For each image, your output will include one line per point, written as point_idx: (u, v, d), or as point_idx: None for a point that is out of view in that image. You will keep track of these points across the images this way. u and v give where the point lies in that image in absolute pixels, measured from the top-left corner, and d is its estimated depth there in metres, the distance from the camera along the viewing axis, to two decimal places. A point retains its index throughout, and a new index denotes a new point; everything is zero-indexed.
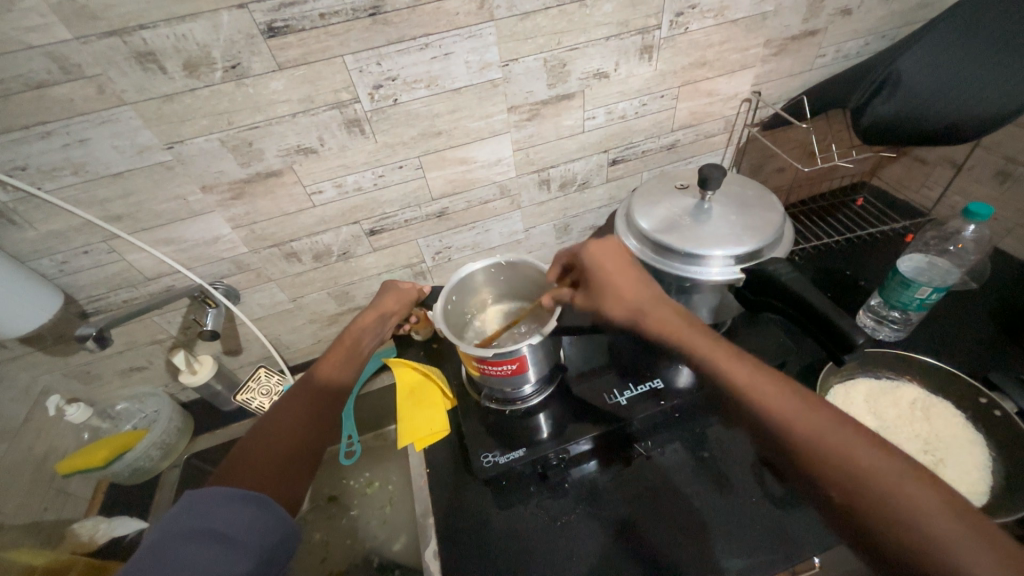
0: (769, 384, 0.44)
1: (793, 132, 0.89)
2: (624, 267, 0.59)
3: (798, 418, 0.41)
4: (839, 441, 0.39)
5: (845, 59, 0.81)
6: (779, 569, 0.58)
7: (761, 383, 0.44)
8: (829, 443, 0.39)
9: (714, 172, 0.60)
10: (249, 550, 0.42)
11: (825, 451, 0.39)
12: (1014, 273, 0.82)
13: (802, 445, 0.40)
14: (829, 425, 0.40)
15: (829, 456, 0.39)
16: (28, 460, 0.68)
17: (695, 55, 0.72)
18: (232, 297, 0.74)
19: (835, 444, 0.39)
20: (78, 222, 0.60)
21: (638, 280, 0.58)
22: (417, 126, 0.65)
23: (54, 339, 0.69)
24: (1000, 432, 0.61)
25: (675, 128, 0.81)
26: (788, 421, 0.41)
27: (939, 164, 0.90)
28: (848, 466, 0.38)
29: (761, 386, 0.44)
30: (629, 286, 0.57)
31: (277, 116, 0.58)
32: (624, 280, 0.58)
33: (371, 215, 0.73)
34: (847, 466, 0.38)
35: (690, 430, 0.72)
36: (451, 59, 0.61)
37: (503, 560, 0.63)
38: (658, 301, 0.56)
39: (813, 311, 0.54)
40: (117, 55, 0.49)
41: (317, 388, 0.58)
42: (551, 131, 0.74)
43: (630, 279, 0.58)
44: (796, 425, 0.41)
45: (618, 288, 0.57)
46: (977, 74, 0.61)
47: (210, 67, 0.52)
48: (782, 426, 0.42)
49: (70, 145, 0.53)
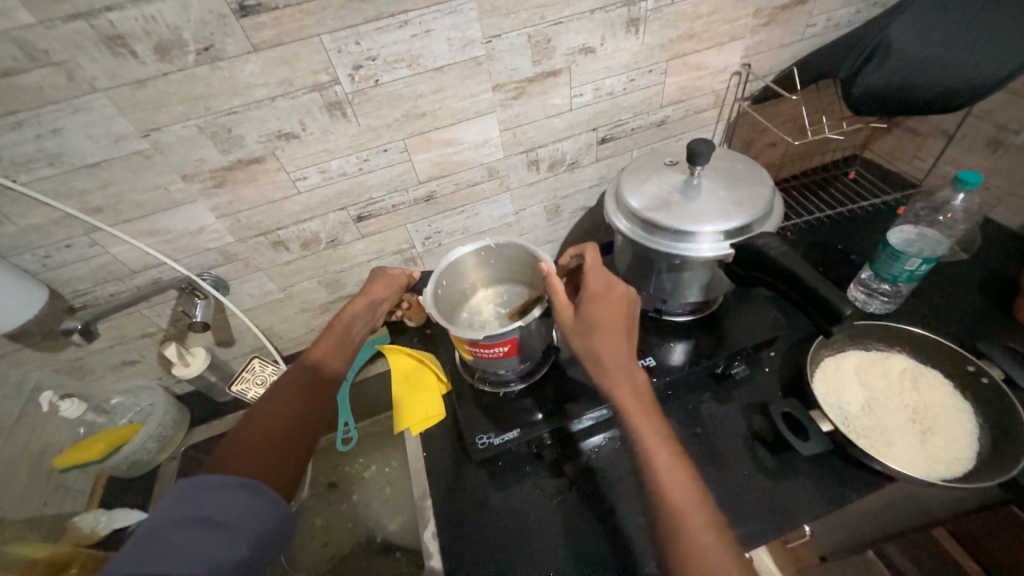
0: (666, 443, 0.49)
1: (783, 105, 0.87)
2: (611, 292, 0.59)
3: (669, 475, 0.47)
4: (688, 503, 0.45)
5: (836, 28, 0.80)
6: (771, 537, 0.59)
7: (651, 435, 0.49)
8: (681, 500, 0.45)
9: (702, 147, 0.59)
10: (244, 537, 0.42)
11: (677, 504, 0.45)
12: (1004, 242, 0.83)
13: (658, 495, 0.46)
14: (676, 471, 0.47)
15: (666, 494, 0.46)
16: (25, 456, 0.68)
17: (683, 26, 0.70)
18: (221, 288, 0.74)
19: (684, 504, 0.45)
20: (57, 215, 0.59)
21: (623, 308, 0.58)
22: (400, 108, 0.64)
23: (43, 335, 0.68)
24: (987, 399, 0.62)
25: (664, 104, 0.80)
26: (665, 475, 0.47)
27: (931, 134, 0.89)
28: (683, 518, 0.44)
29: (652, 441, 0.49)
30: (606, 310, 0.57)
31: (255, 101, 0.57)
32: (600, 299, 0.58)
33: (358, 200, 0.72)
34: (681, 519, 0.44)
35: (683, 407, 0.73)
36: (432, 36, 0.59)
37: (501, 538, 0.64)
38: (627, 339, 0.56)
39: (802, 285, 0.54)
40: (84, 39, 0.47)
41: (308, 376, 0.58)
42: (538, 110, 0.72)
43: (613, 302, 0.58)
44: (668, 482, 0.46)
45: (595, 312, 0.57)
46: (969, 39, 0.59)
47: (182, 50, 0.51)
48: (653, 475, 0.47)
49: (43, 136, 0.52)
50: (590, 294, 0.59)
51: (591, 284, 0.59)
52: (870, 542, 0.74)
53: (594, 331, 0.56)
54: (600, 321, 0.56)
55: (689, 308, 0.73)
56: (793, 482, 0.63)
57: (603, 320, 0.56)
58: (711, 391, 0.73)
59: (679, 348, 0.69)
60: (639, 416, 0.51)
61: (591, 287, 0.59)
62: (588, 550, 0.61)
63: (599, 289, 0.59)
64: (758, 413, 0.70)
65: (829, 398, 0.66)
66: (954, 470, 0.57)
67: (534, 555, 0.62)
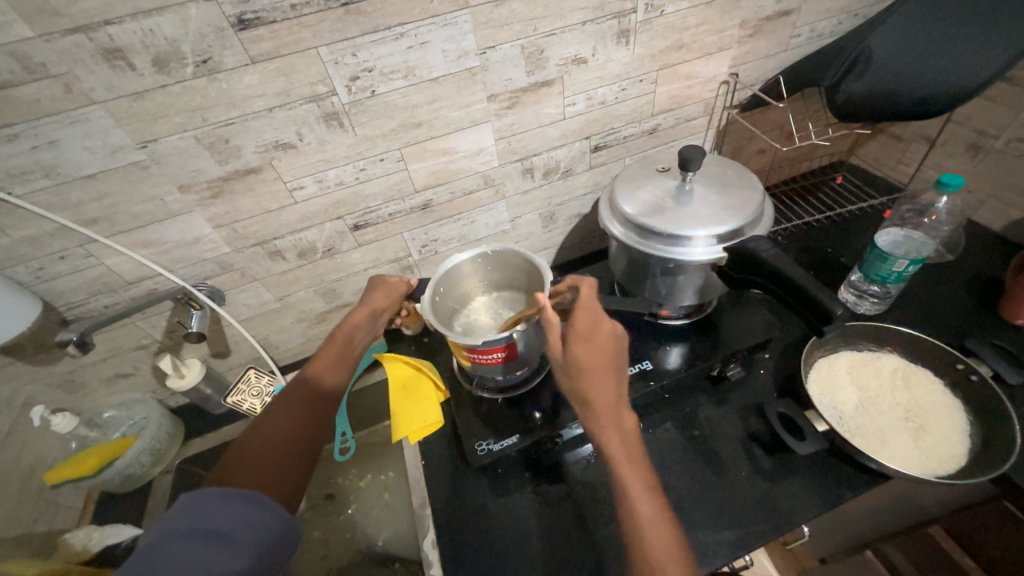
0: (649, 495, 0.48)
1: (771, 113, 0.90)
2: (599, 332, 0.55)
3: (651, 530, 0.46)
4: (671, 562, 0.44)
5: (819, 38, 0.83)
6: (771, 538, 0.59)
7: (636, 487, 0.49)
8: (664, 558, 0.44)
9: (694, 153, 0.61)
10: (247, 547, 0.41)
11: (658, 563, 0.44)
12: (988, 243, 0.85)
13: (640, 550, 0.45)
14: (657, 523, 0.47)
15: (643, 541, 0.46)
16: (14, 472, 0.67)
17: (671, 37, 0.72)
18: (217, 298, 0.73)
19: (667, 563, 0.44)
20: (52, 226, 0.58)
21: (610, 348, 0.55)
22: (396, 118, 0.65)
23: (35, 348, 0.68)
24: (977, 396, 0.63)
25: (655, 113, 0.82)
26: (649, 529, 0.46)
27: (914, 140, 0.92)
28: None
29: (636, 491, 0.48)
30: (594, 351, 0.54)
31: (252, 112, 0.57)
32: (588, 340, 0.54)
33: (354, 209, 0.73)
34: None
35: (680, 410, 0.73)
36: (428, 48, 0.60)
37: (500, 546, 0.63)
38: (615, 381, 0.54)
39: (793, 285, 0.55)
40: (83, 52, 0.48)
41: (308, 388, 0.58)
42: (532, 119, 0.74)
43: (600, 343, 0.55)
44: (651, 537, 0.46)
45: (582, 355, 0.54)
46: (946, 47, 0.62)
47: (180, 62, 0.51)
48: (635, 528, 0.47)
49: (39, 148, 0.52)
50: (577, 333, 0.55)
51: (578, 323, 0.55)
52: (868, 543, 0.75)
53: (582, 374, 0.53)
54: (587, 364, 0.53)
55: (685, 312, 0.74)
56: (791, 482, 0.63)
57: (590, 364, 0.53)
58: (707, 394, 0.74)
59: (675, 352, 0.70)
60: (625, 464, 0.50)
61: (578, 327, 0.55)
62: (589, 555, 0.61)
63: (587, 329, 0.55)
64: (754, 415, 0.70)
65: (823, 398, 0.67)
66: (949, 467, 0.58)
67: (534, 563, 0.61)
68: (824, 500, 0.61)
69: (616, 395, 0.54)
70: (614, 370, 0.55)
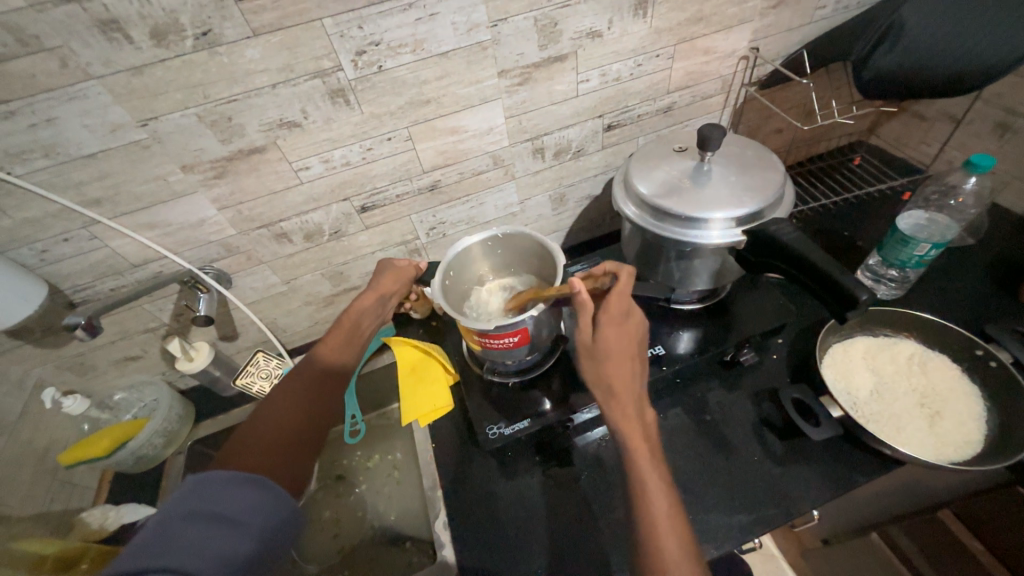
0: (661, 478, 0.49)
1: (790, 91, 0.86)
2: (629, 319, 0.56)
3: (659, 511, 0.46)
4: (674, 537, 0.45)
5: (844, 10, 0.79)
6: (782, 522, 0.59)
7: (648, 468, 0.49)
8: (668, 536, 0.45)
9: (714, 132, 0.58)
10: (252, 530, 0.41)
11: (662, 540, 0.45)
12: (1011, 227, 0.82)
13: (645, 528, 0.46)
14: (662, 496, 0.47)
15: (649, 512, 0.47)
16: (29, 453, 0.67)
17: (691, 9, 0.69)
18: (224, 281, 0.73)
19: (671, 540, 0.45)
20: (55, 207, 0.57)
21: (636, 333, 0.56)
22: (404, 95, 0.62)
23: (43, 331, 0.67)
24: (995, 383, 0.62)
25: (671, 90, 0.79)
26: (658, 509, 0.46)
27: (938, 119, 0.88)
28: (667, 552, 0.44)
29: (648, 473, 0.49)
30: (622, 337, 0.55)
31: (256, 88, 0.55)
32: (619, 325, 0.56)
33: (361, 191, 0.71)
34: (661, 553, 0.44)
35: (691, 395, 0.73)
36: (437, 20, 0.57)
37: (510, 527, 0.64)
38: (636, 366, 0.55)
39: (814, 270, 0.54)
40: (77, 24, 0.46)
41: (315, 373, 0.58)
42: (544, 97, 0.71)
43: (629, 331, 0.56)
44: (659, 519, 0.46)
45: (612, 339, 0.55)
46: (984, 18, 0.58)
47: (180, 35, 0.49)
48: (644, 507, 0.47)
49: (37, 126, 0.50)
50: (610, 316, 0.56)
51: (611, 306, 0.56)
52: (875, 525, 0.76)
53: (607, 358, 0.54)
54: (614, 349, 0.54)
55: (698, 296, 0.73)
56: (803, 467, 0.63)
57: (617, 348, 0.54)
58: (719, 379, 0.73)
59: (686, 337, 0.69)
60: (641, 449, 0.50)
61: (613, 307, 0.56)
62: (599, 537, 0.61)
63: (621, 313, 0.56)
64: (766, 400, 0.70)
65: (838, 383, 0.66)
66: (965, 453, 0.58)
67: (544, 544, 0.62)
68: (834, 485, 0.61)
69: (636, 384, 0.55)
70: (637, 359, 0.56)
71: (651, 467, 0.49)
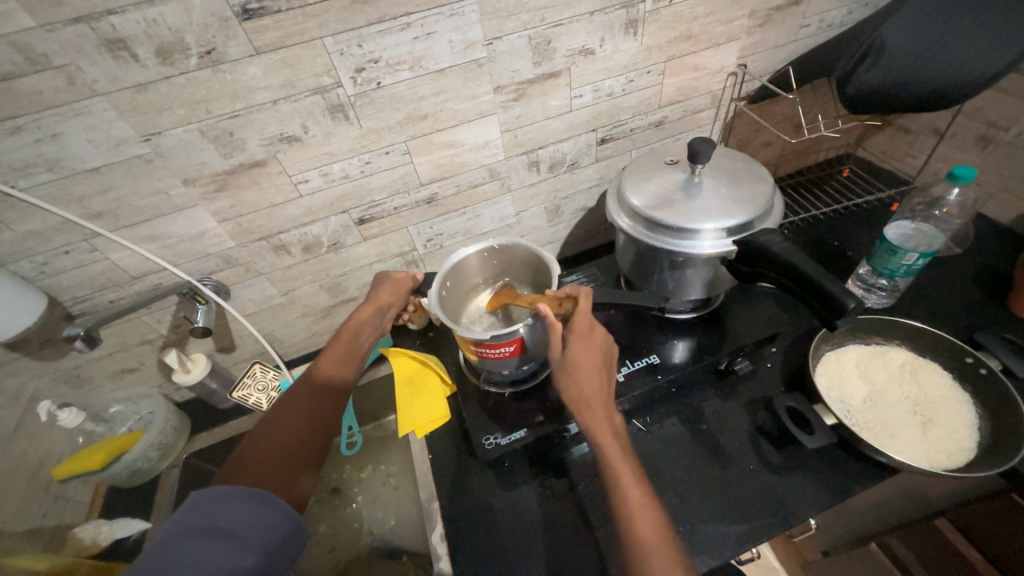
0: (642, 488, 0.49)
1: (778, 105, 0.89)
2: (596, 337, 0.58)
3: (645, 526, 0.46)
4: (661, 548, 0.45)
5: (828, 28, 0.81)
6: (779, 532, 0.59)
7: (629, 480, 0.49)
8: (657, 549, 0.45)
9: (703, 145, 0.60)
10: (255, 546, 0.41)
11: (650, 554, 0.45)
12: (997, 236, 0.84)
13: (633, 545, 0.45)
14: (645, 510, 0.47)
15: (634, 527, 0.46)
16: (23, 467, 0.67)
17: (679, 28, 0.71)
18: (222, 293, 0.73)
19: (658, 553, 0.44)
20: (56, 221, 0.58)
21: (604, 350, 0.58)
22: (402, 110, 0.64)
23: (40, 344, 0.67)
24: (986, 390, 0.63)
25: (662, 105, 0.81)
26: (642, 521, 0.46)
27: (922, 132, 0.91)
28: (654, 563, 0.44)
29: (629, 485, 0.49)
30: (590, 351, 0.57)
31: (257, 104, 0.57)
32: (585, 342, 0.57)
33: (360, 203, 0.72)
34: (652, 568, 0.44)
35: (686, 404, 0.73)
36: (435, 39, 0.59)
37: (508, 540, 0.63)
38: (607, 383, 0.56)
39: (804, 279, 0.55)
40: (85, 43, 0.47)
41: (316, 386, 0.58)
42: (538, 111, 0.73)
43: (595, 346, 0.57)
44: (644, 532, 0.46)
45: (578, 355, 0.56)
46: (960, 36, 0.61)
47: (184, 53, 0.51)
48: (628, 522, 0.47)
49: (42, 141, 0.51)
50: (577, 333, 0.57)
51: (578, 324, 0.57)
52: (873, 535, 0.75)
53: (579, 372, 0.55)
54: (583, 363, 0.56)
55: (693, 306, 0.73)
56: (799, 476, 0.63)
57: (585, 362, 0.56)
58: (713, 388, 0.74)
59: (681, 346, 0.69)
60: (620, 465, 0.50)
61: (577, 326, 0.57)
62: (596, 548, 0.61)
63: (587, 329, 0.57)
64: (761, 409, 0.70)
65: (831, 391, 0.67)
66: (958, 460, 0.58)
67: (541, 557, 0.61)
68: (831, 494, 0.61)
69: (609, 397, 0.56)
70: (606, 372, 0.57)
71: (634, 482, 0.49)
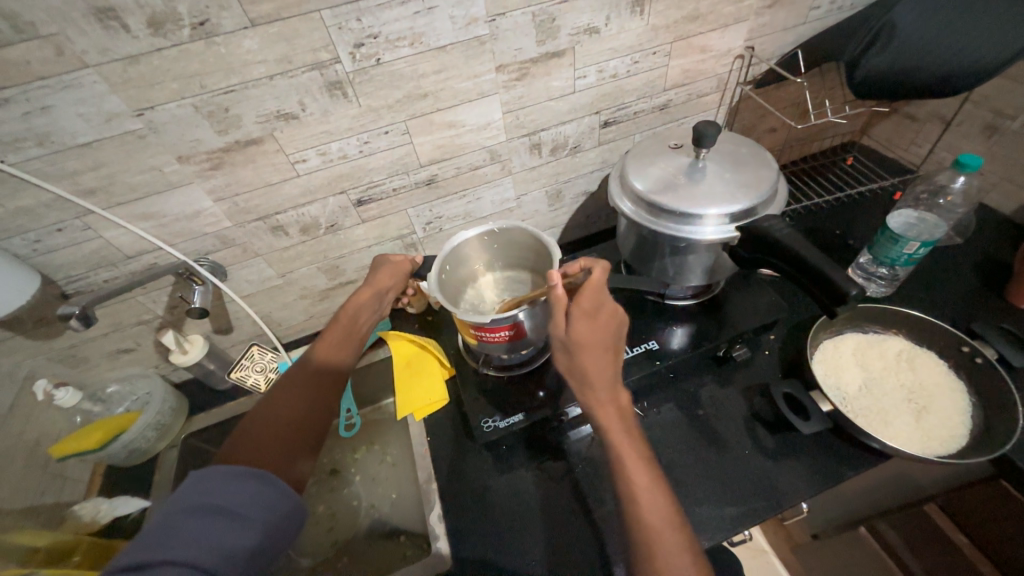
0: (644, 464, 0.49)
1: (785, 90, 0.88)
2: (602, 315, 0.55)
3: (649, 504, 0.47)
4: (662, 522, 0.46)
5: (838, 11, 0.80)
6: (771, 515, 0.60)
7: (631, 456, 0.50)
8: (660, 526, 0.46)
9: (709, 129, 0.59)
10: (255, 524, 0.41)
11: (652, 527, 0.46)
12: (998, 227, 0.84)
13: (638, 520, 0.46)
14: (649, 489, 0.48)
15: (636, 506, 0.47)
16: (20, 445, 0.67)
17: (687, 7, 0.69)
18: (219, 274, 0.72)
19: (658, 524, 0.46)
20: (48, 197, 0.57)
21: (611, 328, 0.55)
22: (402, 88, 0.63)
23: (35, 323, 0.67)
24: (980, 379, 0.63)
25: (667, 88, 0.80)
26: (645, 500, 0.47)
27: (929, 120, 0.90)
28: (655, 536, 0.45)
29: (633, 466, 0.49)
30: (595, 330, 0.54)
31: (253, 79, 0.55)
32: (590, 321, 0.54)
33: (358, 184, 0.71)
34: (653, 542, 0.45)
35: (684, 390, 0.73)
36: (436, 14, 0.57)
37: (505, 520, 0.64)
38: (613, 362, 0.55)
39: (806, 265, 0.55)
40: (73, 11, 0.45)
41: (315, 368, 0.58)
42: (541, 92, 0.71)
43: (601, 323, 0.55)
44: (649, 510, 0.46)
45: (583, 333, 0.54)
46: (975, 19, 0.59)
47: (176, 24, 0.49)
48: (629, 497, 0.48)
49: (31, 113, 0.50)
50: (581, 312, 0.54)
51: (582, 302, 0.55)
52: (861, 520, 0.77)
53: (582, 354, 0.53)
54: (588, 344, 0.53)
55: (693, 292, 0.73)
56: (793, 461, 0.64)
57: (589, 342, 0.53)
58: (711, 374, 0.74)
59: (680, 332, 0.70)
60: (625, 445, 0.50)
61: (583, 304, 0.55)
62: (592, 529, 0.62)
63: (591, 308, 0.55)
64: (758, 395, 0.71)
65: (828, 379, 0.67)
66: (951, 447, 0.59)
67: (538, 537, 0.62)
68: (823, 478, 0.62)
69: (614, 375, 0.54)
70: (612, 349, 0.55)
71: (638, 461, 0.49)
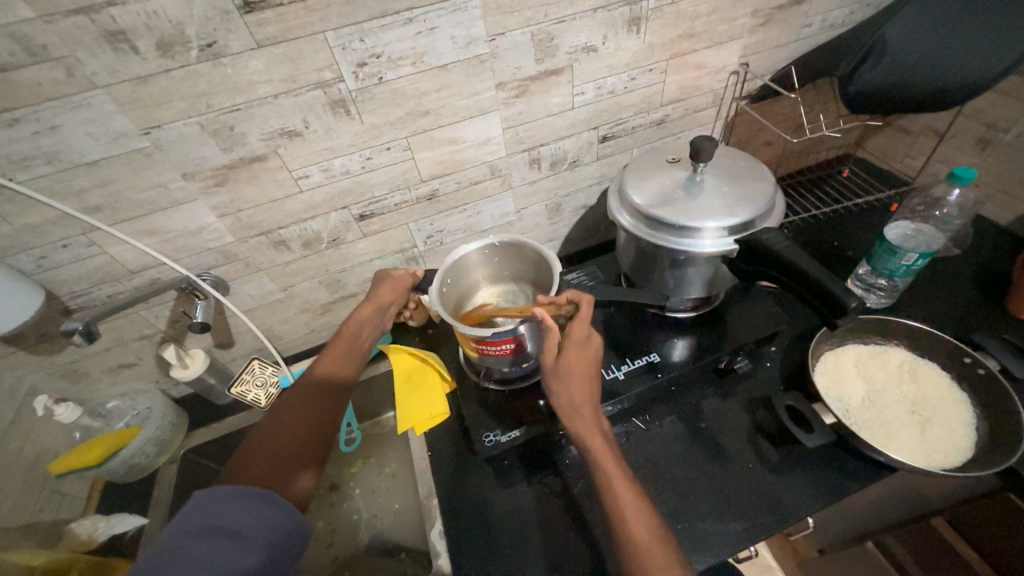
0: (633, 487, 0.50)
1: (780, 105, 0.89)
2: (589, 343, 0.56)
3: (640, 528, 0.47)
4: (654, 544, 0.46)
5: (830, 28, 0.82)
6: (778, 530, 0.59)
7: (620, 480, 0.50)
8: (652, 548, 0.45)
9: (706, 144, 0.60)
10: (258, 544, 0.41)
11: (646, 551, 0.45)
12: (995, 238, 0.85)
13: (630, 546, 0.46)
14: (638, 514, 0.48)
15: (627, 530, 0.47)
16: (19, 462, 0.66)
17: (682, 26, 0.71)
18: (222, 288, 0.73)
19: (649, 545, 0.46)
20: (55, 214, 0.57)
21: (597, 357, 0.57)
22: (403, 106, 0.64)
23: (37, 338, 0.67)
24: (983, 391, 0.63)
25: (663, 103, 0.81)
26: (635, 523, 0.47)
27: (922, 133, 0.91)
28: (647, 559, 0.45)
29: (622, 490, 0.49)
30: (584, 359, 0.55)
31: (258, 98, 0.56)
32: (578, 348, 0.55)
33: (360, 199, 0.72)
34: (646, 562, 0.44)
35: (686, 403, 0.73)
36: (437, 34, 0.59)
37: (506, 537, 0.63)
38: (599, 389, 0.56)
39: (804, 277, 0.55)
40: (84, 34, 0.47)
41: (316, 385, 0.58)
42: (540, 108, 0.73)
43: (588, 352, 0.56)
44: (640, 534, 0.46)
45: (572, 360, 0.55)
46: (966, 33, 0.60)
47: (185, 46, 0.50)
48: (620, 520, 0.48)
49: (40, 133, 0.51)
50: (570, 340, 0.55)
51: (572, 331, 0.55)
52: (869, 534, 0.77)
53: (569, 379, 0.54)
54: (575, 371, 0.55)
55: (693, 304, 0.73)
56: (797, 475, 0.64)
57: (576, 369, 0.55)
58: (712, 387, 0.74)
59: (681, 344, 0.69)
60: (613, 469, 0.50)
61: (572, 333, 0.55)
62: (594, 547, 0.61)
63: (581, 336, 0.55)
64: (760, 408, 0.71)
65: (830, 391, 0.67)
66: (956, 459, 0.58)
67: (539, 554, 0.61)
68: (828, 493, 0.62)
69: (599, 401, 0.55)
70: (599, 378, 0.56)
71: (626, 487, 0.50)
